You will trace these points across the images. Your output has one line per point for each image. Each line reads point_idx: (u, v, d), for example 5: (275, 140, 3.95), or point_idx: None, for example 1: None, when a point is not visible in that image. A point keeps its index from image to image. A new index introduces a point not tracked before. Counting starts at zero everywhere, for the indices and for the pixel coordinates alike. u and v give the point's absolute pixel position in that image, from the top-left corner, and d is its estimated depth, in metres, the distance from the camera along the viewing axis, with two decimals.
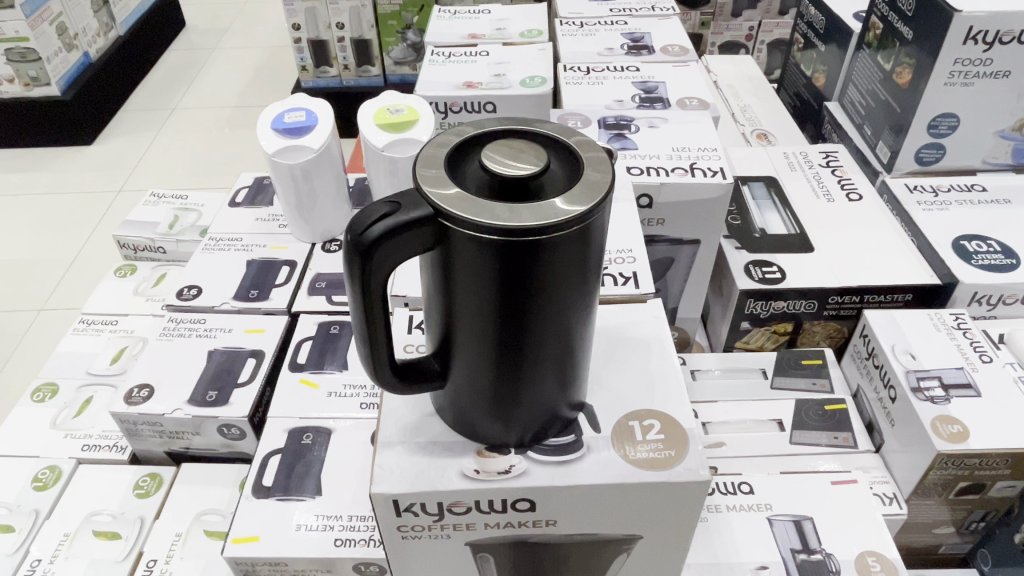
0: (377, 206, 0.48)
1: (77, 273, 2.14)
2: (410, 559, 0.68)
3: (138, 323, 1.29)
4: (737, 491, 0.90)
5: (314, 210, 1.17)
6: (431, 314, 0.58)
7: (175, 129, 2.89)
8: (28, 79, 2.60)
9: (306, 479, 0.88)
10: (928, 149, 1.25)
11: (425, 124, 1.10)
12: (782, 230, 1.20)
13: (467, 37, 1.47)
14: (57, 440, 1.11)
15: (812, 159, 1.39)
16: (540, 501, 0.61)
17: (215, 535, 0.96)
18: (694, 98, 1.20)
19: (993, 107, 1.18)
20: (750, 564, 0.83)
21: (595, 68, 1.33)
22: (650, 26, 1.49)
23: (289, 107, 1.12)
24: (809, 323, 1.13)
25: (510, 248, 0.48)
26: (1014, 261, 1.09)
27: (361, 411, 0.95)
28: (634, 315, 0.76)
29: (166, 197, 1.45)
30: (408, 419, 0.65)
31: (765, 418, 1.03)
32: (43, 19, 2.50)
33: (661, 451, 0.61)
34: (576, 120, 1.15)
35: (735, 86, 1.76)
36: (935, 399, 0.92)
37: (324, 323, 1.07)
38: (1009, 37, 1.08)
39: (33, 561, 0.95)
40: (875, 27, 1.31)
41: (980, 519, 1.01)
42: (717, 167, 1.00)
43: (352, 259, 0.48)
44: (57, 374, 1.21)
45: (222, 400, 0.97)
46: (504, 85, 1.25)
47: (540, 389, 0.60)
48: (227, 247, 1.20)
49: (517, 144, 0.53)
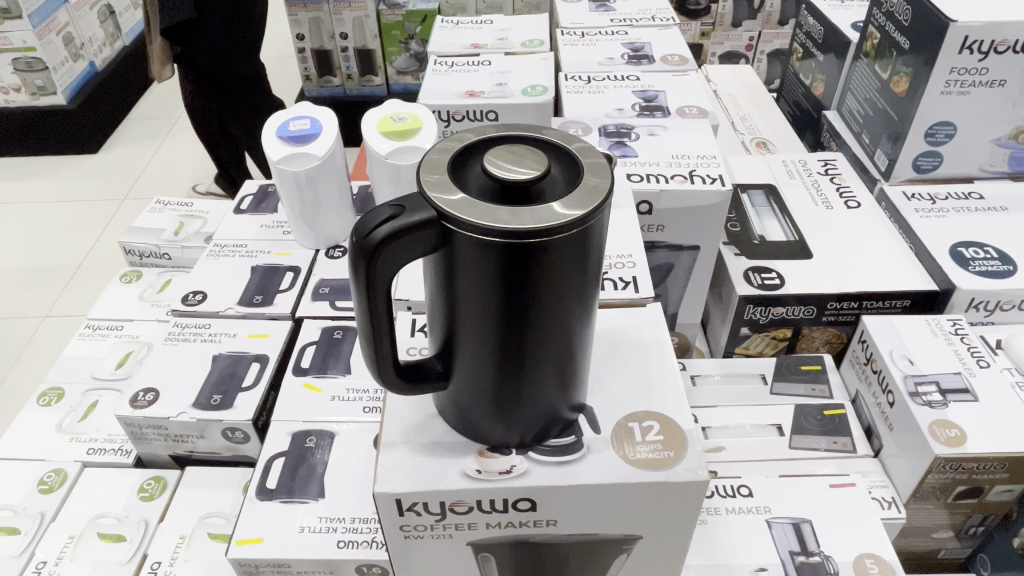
0: (382, 209, 0.50)
1: (81, 280, 2.15)
2: (412, 558, 0.69)
3: (143, 329, 1.30)
4: (736, 493, 0.91)
5: (317, 218, 1.18)
6: (434, 316, 0.60)
7: (179, 139, 2.91)
8: (34, 88, 2.64)
9: (310, 482, 0.88)
10: (925, 157, 1.26)
11: (427, 132, 1.11)
12: (782, 237, 1.21)
13: (470, 47, 1.49)
14: (63, 443, 1.13)
15: (811, 167, 1.40)
16: (541, 501, 0.62)
17: (219, 538, 0.96)
18: (694, 106, 1.22)
19: (990, 115, 1.20)
20: (750, 567, 0.83)
21: (596, 77, 1.35)
22: (651, 36, 1.51)
23: (294, 116, 1.15)
24: (808, 329, 1.14)
25: (512, 251, 0.49)
26: (1011, 267, 1.10)
27: (364, 414, 0.96)
28: (633, 319, 0.77)
29: (172, 204, 1.47)
30: (411, 420, 0.66)
31: (765, 423, 1.04)
32: (49, 28, 2.54)
33: (660, 451, 0.62)
34: (577, 128, 1.17)
35: (735, 95, 1.78)
36: (933, 404, 0.92)
37: (327, 328, 1.08)
38: (1004, 47, 1.10)
39: (39, 563, 0.96)
40: (872, 37, 1.33)
41: (979, 524, 1.02)
42: (716, 174, 1.02)
43: (358, 261, 0.49)
44: (64, 378, 1.22)
45: (226, 404, 0.98)
46: (506, 94, 1.27)
47: (541, 391, 0.61)
48: (232, 253, 1.21)
49: (518, 150, 0.54)
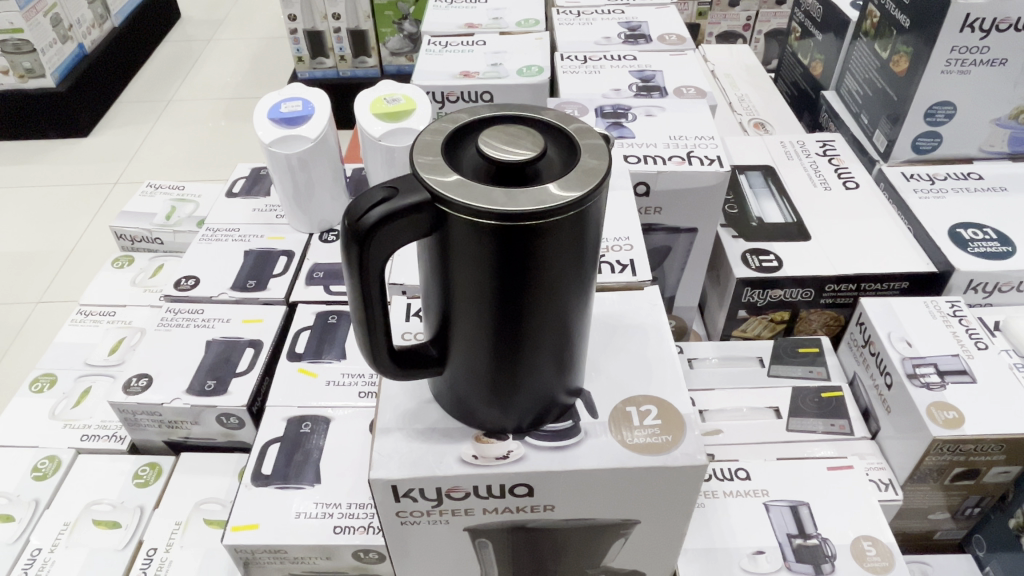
0: (375, 192, 0.49)
1: (74, 265, 2.13)
2: (409, 544, 0.68)
3: (136, 314, 1.29)
4: (734, 477, 0.91)
5: (311, 202, 1.17)
6: (429, 300, 0.58)
7: (171, 121, 2.87)
8: (23, 70, 2.58)
9: (305, 467, 0.88)
10: (924, 137, 1.25)
11: (421, 114, 1.10)
12: (779, 218, 1.20)
13: (464, 26, 1.46)
14: (56, 430, 1.12)
15: (809, 147, 1.39)
16: (539, 486, 0.61)
17: (215, 524, 0.96)
18: (691, 87, 1.20)
19: (991, 95, 1.18)
20: (746, 549, 0.83)
21: (593, 57, 1.33)
22: (648, 15, 1.48)
23: (286, 97, 1.12)
24: (805, 311, 1.13)
25: (507, 234, 0.48)
26: (1010, 249, 1.09)
27: (360, 399, 0.95)
28: (631, 303, 0.76)
29: (163, 188, 1.45)
30: (407, 406, 0.65)
31: (762, 406, 1.04)
32: (36, 10, 2.49)
33: (657, 436, 0.62)
34: (573, 109, 1.15)
35: (732, 75, 1.75)
36: (931, 385, 0.92)
37: (322, 313, 1.07)
38: (1007, 24, 1.08)
39: (34, 550, 0.96)
40: (872, 16, 1.31)
41: (975, 505, 1.02)
42: (714, 155, 1.00)
43: (350, 244, 0.48)
44: (55, 364, 1.21)
45: (220, 390, 0.97)
46: (501, 75, 1.25)
47: (538, 376, 0.60)
48: (224, 237, 1.20)
49: (514, 130, 0.53)
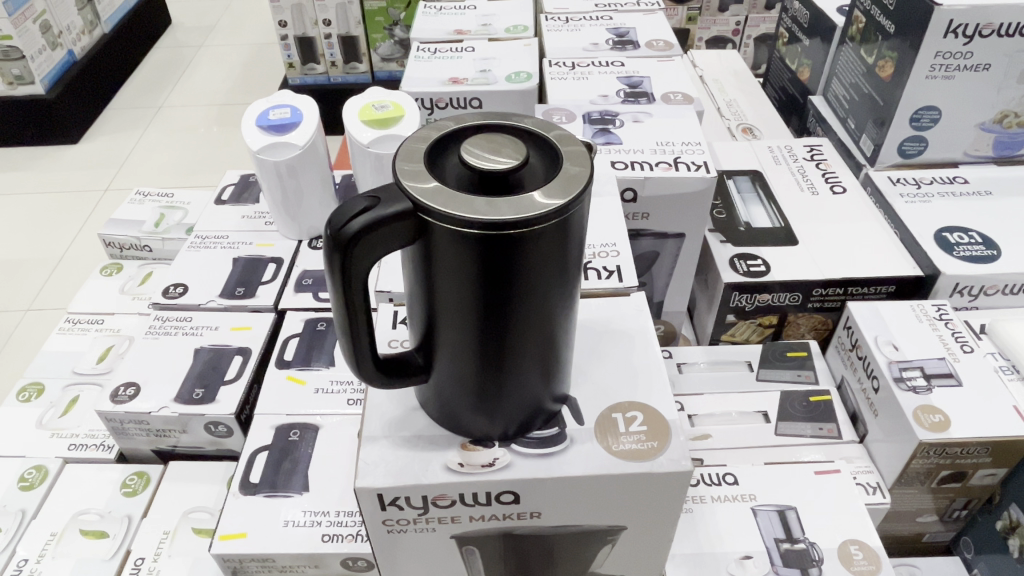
0: (358, 201, 0.49)
1: (63, 272, 2.12)
2: (396, 552, 0.68)
3: (124, 322, 1.28)
4: (722, 482, 0.91)
5: (300, 208, 1.17)
6: (414, 308, 0.58)
7: (163, 128, 2.87)
8: (12, 78, 2.57)
9: (294, 475, 0.88)
10: (910, 141, 1.26)
11: (410, 120, 1.10)
12: (767, 223, 1.21)
13: (453, 33, 1.46)
14: (44, 440, 1.11)
15: (796, 152, 1.40)
16: (525, 493, 0.61)
17: (203, 532, 0.96)
18: (679, 93, 1.21)
19: (975, 100, 1.20)
20: (734, 554, 0.83)
21: (581, 63, 1.34)
22: (636, 21, 1.49)
23: (274, 104, 1.12)
24: (793, 315, 1.13)
25: (490, 241, 0.48)
26: (995, 252, 1.10)
27: (349, 407, 0.95)
28: (617, 309, 0.76)
29: (152, 195, 1.44)
30: (393, 414, 0.65)
31: (750, 411, 1.04)
32: (25, 17, 2.48)
33: (643, 442, 0.62)
34: (561, 116, 1.15)
35: (721, 80, 1.77)
36: (918, 389, 0.93)
37: (311, 320, 1.07)
38: (989, 30, 1.10)
39: (20, 561, 0.95)
40: (858, 21, 1.32)
41: (963, 507, 1.03)
42: (701, 161, 1.01)
43: (332, 254, 0.48)
44: (43, 374, 1.20)
45: (209, 398, 0.97)
46: (489, 81, 1.26)
47: (524, 383, 0.60)
48: (213, 245, 1.19)
49: (497, 138, 0.53)
